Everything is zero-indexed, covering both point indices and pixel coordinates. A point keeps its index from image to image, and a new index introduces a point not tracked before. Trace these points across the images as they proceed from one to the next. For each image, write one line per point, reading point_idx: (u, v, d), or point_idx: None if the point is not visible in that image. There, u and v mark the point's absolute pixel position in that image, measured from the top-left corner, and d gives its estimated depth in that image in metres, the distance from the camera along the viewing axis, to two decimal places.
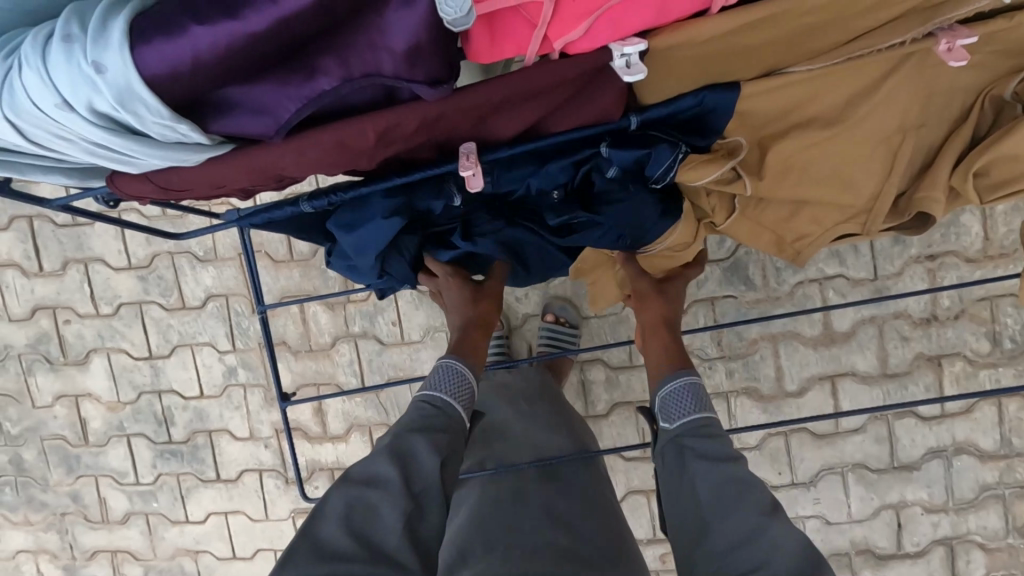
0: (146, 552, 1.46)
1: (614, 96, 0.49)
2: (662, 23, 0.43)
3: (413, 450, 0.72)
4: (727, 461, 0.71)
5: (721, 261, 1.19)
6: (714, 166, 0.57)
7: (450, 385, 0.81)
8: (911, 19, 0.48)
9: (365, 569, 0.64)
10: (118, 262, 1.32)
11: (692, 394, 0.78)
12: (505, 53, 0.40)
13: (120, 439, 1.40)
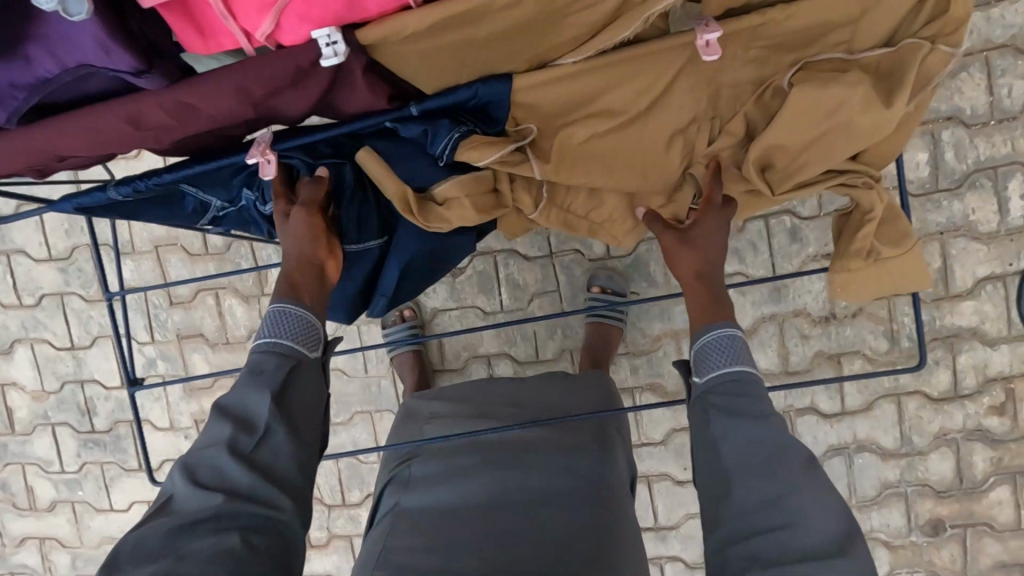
0: (72, 541, 1.48)
1: (370, 96, 0.52)
2: (364, 17, 0.45)
3: (257, 400, 0.67)
4: (766, 417, 0.62)
5: (623, 258, 1.20)
6: (493, 147, 0.57)
7: (293, 330, 0.70)
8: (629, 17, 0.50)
9: (226, 508, 0.62)
10: (39, 254, 1.34)
11: (733, 347, 0.66)
12: (223, 44, 0.46)
13: (46, 428, 1.43)
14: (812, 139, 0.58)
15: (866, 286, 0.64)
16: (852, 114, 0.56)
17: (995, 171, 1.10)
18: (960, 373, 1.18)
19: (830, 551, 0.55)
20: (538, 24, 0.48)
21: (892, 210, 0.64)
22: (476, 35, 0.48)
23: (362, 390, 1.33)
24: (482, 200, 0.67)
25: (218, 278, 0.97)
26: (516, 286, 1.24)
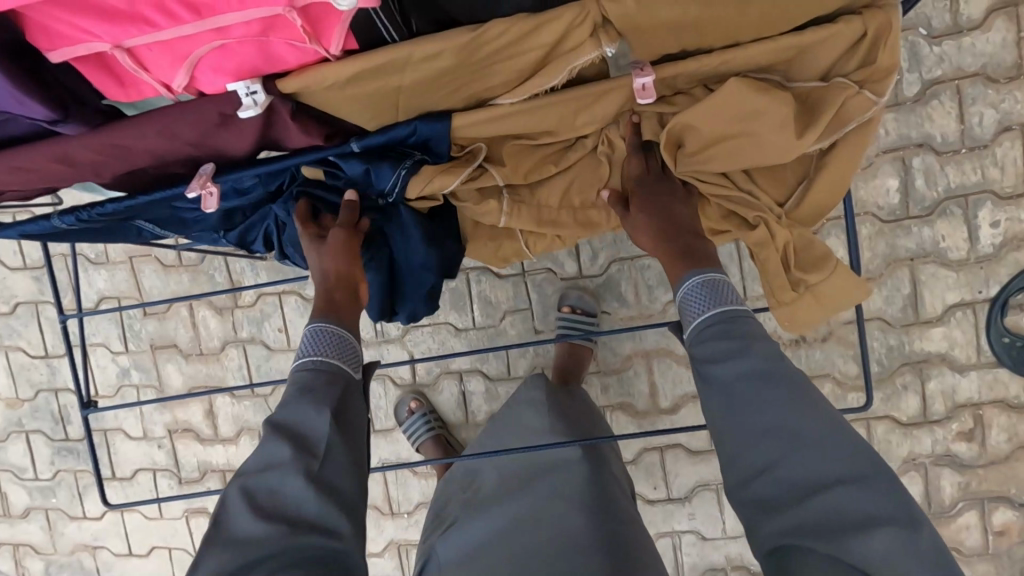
0: (45, 547, 1.49)
1: (302, 139, 0.55)
2: (285, 68, 0.49)
3: (304, 418, 0.66)
4: (746, 350, 0.62)
5: (595, 278, 1.20)
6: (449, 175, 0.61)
7: (323, 347, 0.72)
8: (551, 68, 0.52)
9: (294, 543, 0.59)
10: (15, 262, 1.34)
11: (709, 289, 0.66)
12: (144, 92, 0.50)
13: (20, 435, 1.43)
14: (726, 147, 0.63)
15: (806, 313, 0.70)
16: (764, 134, 0.60)
17: (964, 199, 1.11)
18: (929, 399, 1.18)
19: (837, 476, 0.55)
20: (462, 72, 0.51)
21: (806, 236, 0.69)
22: (401, 84, 0.50)
23: None
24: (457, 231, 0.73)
25: (217, 295, 1.13)
26: (487, 304, 1.24)
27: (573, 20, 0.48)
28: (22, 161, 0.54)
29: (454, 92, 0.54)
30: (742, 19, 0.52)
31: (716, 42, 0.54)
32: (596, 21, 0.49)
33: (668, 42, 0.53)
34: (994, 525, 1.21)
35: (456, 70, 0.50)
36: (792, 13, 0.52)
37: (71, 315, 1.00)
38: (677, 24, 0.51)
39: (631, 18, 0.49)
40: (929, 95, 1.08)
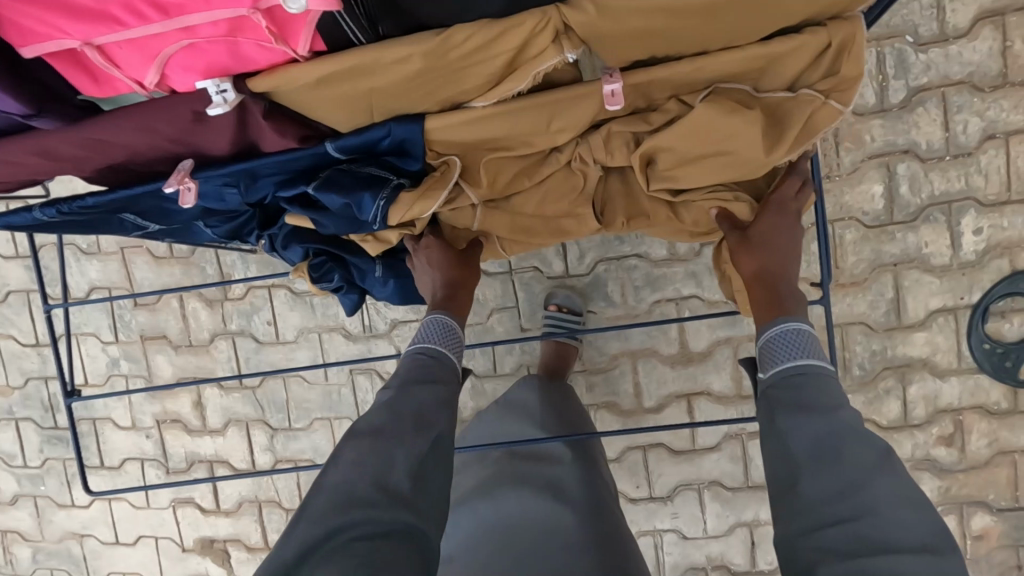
0: (34, 534, 1.50)
1: (276, 139, 0.55)
2: (257, 67, 0.50)
3: (418, 403, 0.69)
4: (835, 409, 0.62)
5: (582, 277, 1.21)
6: (433, 196, 0.60)
7: (442, 335, 0.75)
8: (517, 74, 0.52)
9: (383, 523, 0.60)
10: (7, 251, 1.35)
11: (801, 341, 0.68)
12: (118, 88, 0.51)
13: (10, 423, 1.44)
14: (704, 164, 0.63)
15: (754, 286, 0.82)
16: (744, 149, 0.61)
17: (948, 206, 1.11)
18: (910, 403, 1.19)
19: (908, 544, 0.53)
20: (431, 75, 0.51)
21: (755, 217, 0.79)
22: (372, 86, 0.51)
23: (322, 398, 1.34)
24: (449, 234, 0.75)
25: (208, 286, 1.14)
26: (475, 301, 1.25)
27: (535, 26, 0.48)
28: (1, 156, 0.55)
29: (426, 96, 0.54)
30: (708, 28, 0.52)
31: (684, 49, 0.55)
32: (557, 28, 0.49)
33: (637, 51, 0.53)
34: (973, 529, 1.22)
35: (426, 74, 0.51)
36: (762, 22, 0.52)
37: (59, 304, 1.01)
38: (644, 34, 0.51)
39: (597, 28, 0.50)
40: (914, 102, 1.09)
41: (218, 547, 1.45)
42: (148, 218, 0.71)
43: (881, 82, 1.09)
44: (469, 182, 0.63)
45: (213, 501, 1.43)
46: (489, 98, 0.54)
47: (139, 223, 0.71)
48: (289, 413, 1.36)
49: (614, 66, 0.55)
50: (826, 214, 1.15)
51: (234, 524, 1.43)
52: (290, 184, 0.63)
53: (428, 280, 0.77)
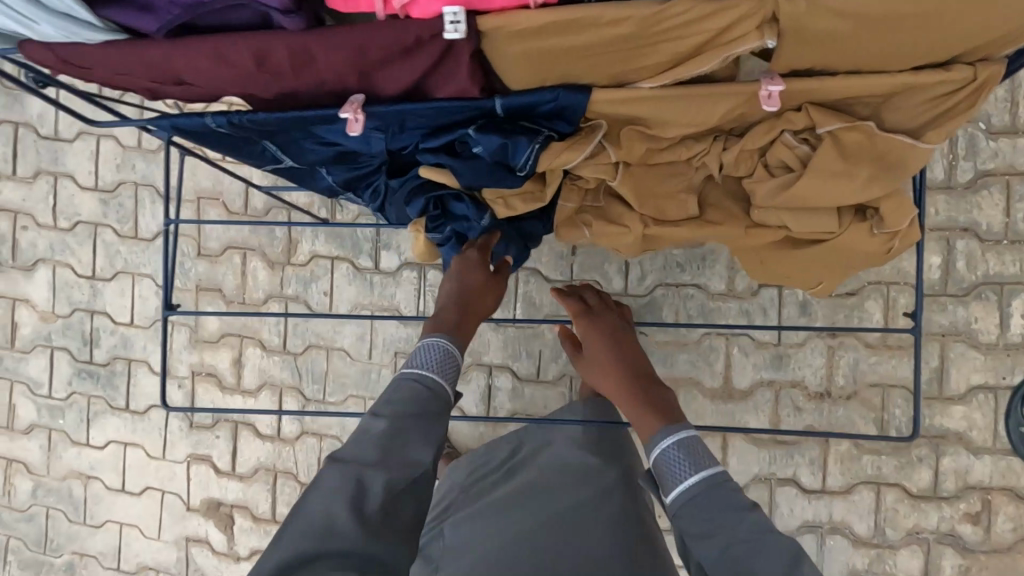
0: (39, 468, 1.48)
1: (466, 82, 0.56)
2: (489, 6, 0.51)
3: (404, 439, 0.69)
4: (736, 514, 0.69)
5: (639, 298, 1.25)
6: (575, 150, 0.64)
7: (436, 365, 0.78)
8: (704, 58, 0.53)
9: (357, 550, 0.59)
10: (86, 182, 1.38)
11: (686, 452, 0.76)
12: (360, 6, 0.52)
13: (45, 350, 1.44)
14: (816, 165, 0.64)
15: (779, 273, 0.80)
16: (832, 161, 0.63)
17: (1001, 287, 1.16)
18: (941, 475, 1.21)
19: None
20: (630, 45, 0.53)
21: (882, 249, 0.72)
22: (575, 45, 0.52)
23: (359, 375, 1.35)
24: (560, 211, 0.73)
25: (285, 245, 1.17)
26: (531, 304, 1.28)
27: (744, 11, 0.50)
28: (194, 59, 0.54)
29: (610, 65, 0.55)
30: (906, 49, 0.53)
31: (843, 67, 0.56)
32: (766, 16, 0.50)
33: (809, 61, 0.55)
34: None
35: (627, 42, 0.52)
36: (922, 51, 0.53)
37: (174, 222, 0.94)
38: (844, 43, 0.52)
39: (803, 32, 0.51)
40: (980, 185, 1.15)
41: (223, 511, 1.43)
42: (282, 151, 0.74)
43: (951, 161, 1.16)
44: (612, 143, 0.65)
45: (230, 462, 1.41)
46: (658, 83, 0.57)
47: (273, 154, 0.75)
48: (324, 385, 1.37)
49: (775, 72, 0.57)
50: (884, 276, 1.19)
51: (244, 489, 1.42)
52: (437, 136, 0.66)
53: (450, 288, 0.86)
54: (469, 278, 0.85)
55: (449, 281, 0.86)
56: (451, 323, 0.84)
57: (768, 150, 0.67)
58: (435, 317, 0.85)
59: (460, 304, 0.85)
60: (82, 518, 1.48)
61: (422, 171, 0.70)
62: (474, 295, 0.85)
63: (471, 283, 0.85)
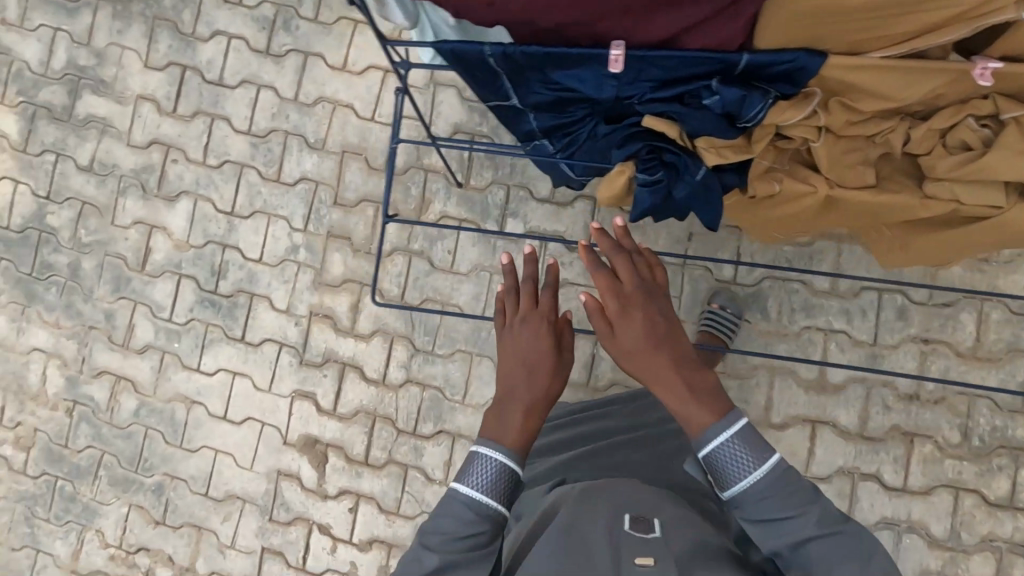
0: (146, 388, 1.55)
1: (734, 29, 0.70)
2: None
3: (451, 565, 0.74)
4: (800, 505, 0.71)
5: (746, 287, 1.35)
6: (795, 112, 0.75)
7: (489, 487, 0.77)
8: (950, 29, 0.67)
9: None
10: (241, 126, 1.50)
11: (743, 446, 0.73)
12: None
13: (173, 276, 1.53)
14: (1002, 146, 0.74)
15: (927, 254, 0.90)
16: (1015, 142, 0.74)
17: None
18: (1018, 485, 1.28)
19: None
20: (896, 11, 0.66)
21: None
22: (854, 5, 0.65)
23: (471, 331, 1.44)
24: (755, 170, 0.83)
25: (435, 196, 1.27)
26: None
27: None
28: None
29: (864, 30, 0.68)
30: None
31: None
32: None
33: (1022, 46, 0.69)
34: None
35: (896, 7, 0.65)
36: None
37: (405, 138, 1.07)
38: None
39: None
40: None
41: (319, 449, 1.49)
42: (513, 92, 0.85)
43: None
44: (823, 109, 0.76)
45: (332, 402, 1.49)
46: (896, 50, 0.70)
47: (505, 91, 0.86)
48: (435, 338, 1.45)
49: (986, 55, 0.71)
50: (979, 292, 1.29)
51: (342, 430, 1.49)
52: (670, 87, 0.77)
53: (513, 368, 0.85)
54: (535, 355, 0.85)
55: (511, 360, 0.86)
56: (511, 413, 0.82)
57: (948, 132, 0.78)
58: (496, 403, 0.84)
59: (520, 389, 0.83)
60: (179, 441, 1.54)
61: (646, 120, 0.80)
62: (536, 377, 0.84)
63: (533, 361, 0.85)
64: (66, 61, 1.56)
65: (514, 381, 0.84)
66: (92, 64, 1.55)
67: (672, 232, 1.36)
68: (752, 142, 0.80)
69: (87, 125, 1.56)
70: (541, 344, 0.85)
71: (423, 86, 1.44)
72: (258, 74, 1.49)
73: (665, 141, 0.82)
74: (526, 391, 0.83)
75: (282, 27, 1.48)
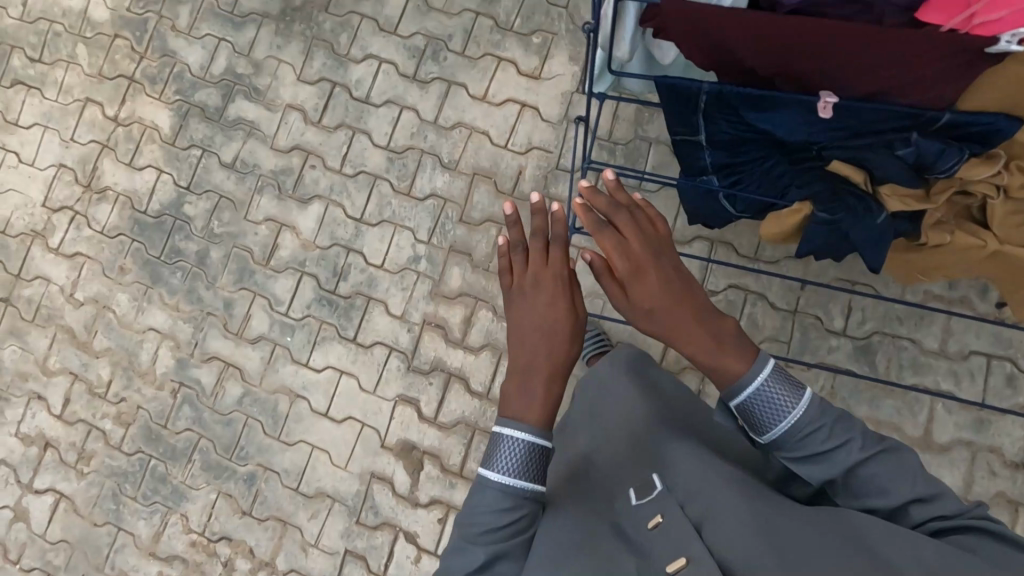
0: (253, 378, 1.60)
1: (939, 94, 0.77)
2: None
3: (491, 540, 0.80)
4: (833, 429, 0.77)
5: (856, 339, 1.39)
6: (982, 171, 0.83)
7: (514, 464, 0.80)
8: None
9: None
10: (380, 141, 1.61)
11: (774, 387, 0.77)
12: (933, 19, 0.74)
13: (295, 273, 1.61)
14: None
15: None
16: None
17: None
18: None
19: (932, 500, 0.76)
20: None
21: None
22: None
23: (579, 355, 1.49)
24: (926, 219, 0.91)
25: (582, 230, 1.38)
26: (754, 325, 1.43)
27: None
28: (769, 29, 0.76)
29: None
30: None
31: None
32: None
33: None
34: None
35: None
36: None
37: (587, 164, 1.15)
38: None
39: None
40: None
41: (415, 455, 1.52)
42: (706, 129, 0.94)
43: None
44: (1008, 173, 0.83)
45: (434, 410, 1.52)
46: None
47: (696, 128, 0.95)
48: None
49: None
50: None
51: (441, 439, 1.52)
52: (864, 136, 0.85)
53: (526, 325, 0.86)
54: (550, 311, 0.86)
55: (523, 321, 0.87)
56: (529, 376, 0.84)
57: None
58: (512, 367, 0.85)
59: (536, 347, 0.85)
60: (277, 433, 1.57)
61: (832, 164, 0.89)
62: (546, 334, 0.85)
63: (546, 318, 0.86)
64: (225, 67, 1.70)
65: (534, 351, 0.85)
66: (249, 72, 1.69)
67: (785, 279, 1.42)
68: (931, 191, 0.87)
69: (235, 126, 1.68)
70: (547, 302, 0.86)
71: (557, 122, 1.55)
72: (403, 96, 1.62)
73: (848, 187, 0.90)
74: (545, 354, 0.84)
75: (431, 57, 1.61)
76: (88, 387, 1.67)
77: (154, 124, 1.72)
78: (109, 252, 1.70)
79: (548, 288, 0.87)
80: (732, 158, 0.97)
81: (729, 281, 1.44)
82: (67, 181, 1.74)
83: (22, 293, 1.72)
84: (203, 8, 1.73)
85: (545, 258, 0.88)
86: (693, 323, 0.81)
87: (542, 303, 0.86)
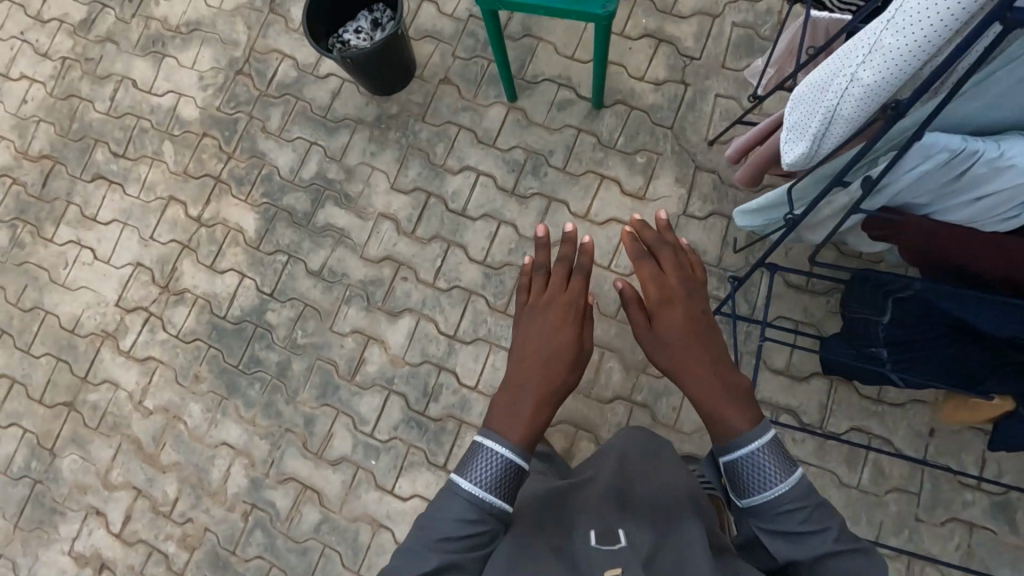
0: (333, 504, 1.50)
1: None
2: None
3: (446, 543, 0.79)
4: (809, 509, 0.78)
5: (993, 494, 1.31)
6: None
7: (486, 474, 0.81)
8: None
9: None
10: (477, 256, 1.56)
11: (766, 455, 0.80)
12: None
13: (382, 391, 1.53)
14: None
15: None
16: None
17: None
18: None
19: None
20: None
21: None
22: None
23: None
24: None
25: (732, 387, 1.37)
26: (880, 472, 1.34)
27: None
28: (991, 253, 0.75)
29: None
30: None
31: None
32: None
33: None
34: None
35: None
36: None
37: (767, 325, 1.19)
38: None
39: None
40: None
41: None
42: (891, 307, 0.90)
43: None
44: None
45: None
46: None
47: (882, 306, 0.92)
48: None
49: None
50: None
51: None
52: None
53: (536, 341, 0.94)
54: (559, 337, 0.94)
55: (533, 336, 0.95)
56: (524, 391, 0.89)
57: None
58: (512, 378, 0.92)
59: (536, 366, 0.92)
60: (357, 567, 1.46)
61: None
62: (551, 355, 0.92)
63: (555, 340, 0.94)
64: (316, 172, 1.67)
65: (534, 369, 0.91)
66: (341, 178, 1.66)
67: (912, 425, 1.35)
68: None
69: (324, 233, 1.63)
70: (563, 325, 0.95)
71: None
72: (500, 210, 1.58)
73: None
74: (543, 372, 0.91)
75: (531, 171, 1.59)
76: (152, 505, 1.56)
77: (238, 227, 1.67)
78: (183, 358, 1.62)
79: (572, 313, 0.96)
80: (911, 341, 0.90)
81: (851, 423, 1.36)
82: (143, 280, 1.68)
83: (88, 397, 1.64)
84: (295, 111, 1.71)
85: (567, 282, 1.00)
86: (706, 368, 0.89)
87: (562, 322, 0.95)
